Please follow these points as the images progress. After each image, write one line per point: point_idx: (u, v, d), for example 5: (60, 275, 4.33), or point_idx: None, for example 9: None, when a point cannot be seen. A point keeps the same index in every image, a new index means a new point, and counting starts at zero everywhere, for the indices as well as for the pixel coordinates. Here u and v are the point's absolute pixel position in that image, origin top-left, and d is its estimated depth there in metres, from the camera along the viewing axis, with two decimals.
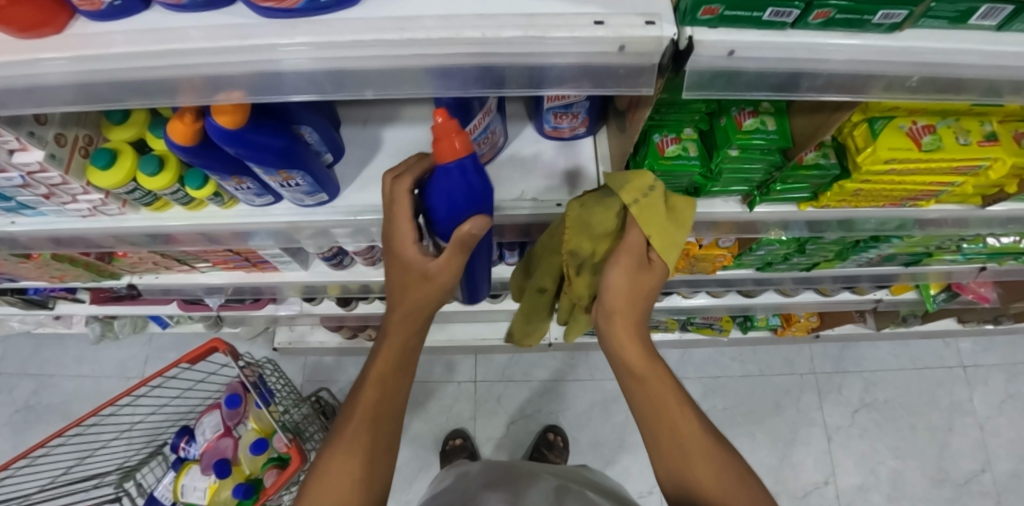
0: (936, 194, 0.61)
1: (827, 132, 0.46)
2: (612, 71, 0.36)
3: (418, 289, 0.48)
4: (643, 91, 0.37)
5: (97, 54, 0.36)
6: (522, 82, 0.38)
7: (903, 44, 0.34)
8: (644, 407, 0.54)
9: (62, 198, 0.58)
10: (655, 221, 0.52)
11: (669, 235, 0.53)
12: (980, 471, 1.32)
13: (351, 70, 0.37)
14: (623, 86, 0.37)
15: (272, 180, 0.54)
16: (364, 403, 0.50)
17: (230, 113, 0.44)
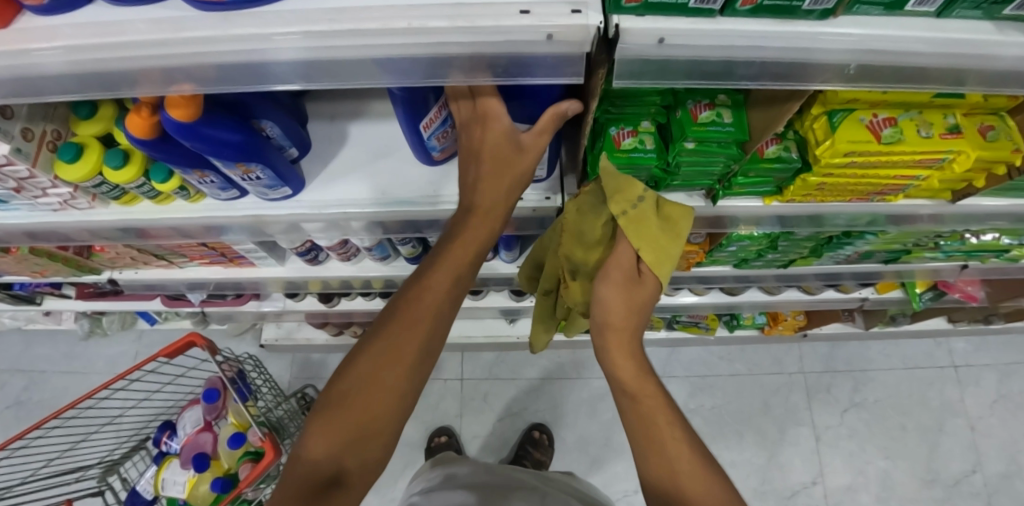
0: (902, 188, 0.61)
1: (781, 123, 0.46)
2: (542, 60, 0.36)
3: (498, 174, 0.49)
4: (573, 80, 0.38)
5: (38, 45, 0.37)
6: (457, 73, 0.38)
7: (836, 32, 0.34)
8: (635, 422, 0.51)
9: (32, 192, 0.59)
10: (645, 232, 0.52)
11: (661, 248, 0.53)
12: (970, 472, 1.31)
13: (292, 62, 0.38)
14: (556, 76, 0.37)
15: (233, 173, 0.55)
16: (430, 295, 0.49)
17: (183, 106, 0.44)
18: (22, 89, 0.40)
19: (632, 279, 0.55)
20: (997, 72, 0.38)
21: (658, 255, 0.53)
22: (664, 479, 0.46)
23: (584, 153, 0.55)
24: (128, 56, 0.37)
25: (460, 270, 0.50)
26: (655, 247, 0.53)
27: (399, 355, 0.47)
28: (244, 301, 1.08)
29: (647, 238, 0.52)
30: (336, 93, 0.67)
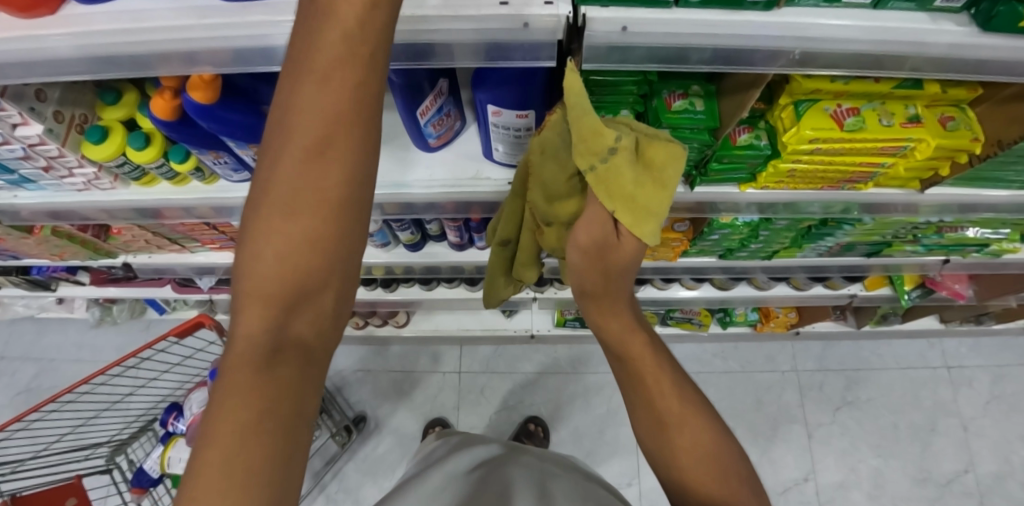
0: (870, 176, 0.65)
1: (743, 110, 0.50)
2: (517, 46, 0.41)
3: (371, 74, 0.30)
4: (545, 62, 0.42)
5: (75, 30, 0.42)
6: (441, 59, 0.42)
7: (777, 19, 0.39)
8: (626, 380, 0.54)
9: (60, 171, 0.64)
10: (618, 193, 0.43)
11: (638, 210, 0.44)
12: (963, 472, 1.31)
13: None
14: (530, 59, 0.41)
15: (245, 154, 0.60)
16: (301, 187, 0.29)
17: (203, 88, 0.49)
18: (59, 69, 0.45)
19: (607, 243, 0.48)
20: (932, 59, 0.42)
21: (633, 214, 0.44)
22: (659, 436, 0.51)
23: None
24: (155, 39, 0.42)
25: (354, 86, 0.28)
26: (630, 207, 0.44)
27: (312, 185, 0.28)
28: None
29: (617, 199, 0.44)
30: None
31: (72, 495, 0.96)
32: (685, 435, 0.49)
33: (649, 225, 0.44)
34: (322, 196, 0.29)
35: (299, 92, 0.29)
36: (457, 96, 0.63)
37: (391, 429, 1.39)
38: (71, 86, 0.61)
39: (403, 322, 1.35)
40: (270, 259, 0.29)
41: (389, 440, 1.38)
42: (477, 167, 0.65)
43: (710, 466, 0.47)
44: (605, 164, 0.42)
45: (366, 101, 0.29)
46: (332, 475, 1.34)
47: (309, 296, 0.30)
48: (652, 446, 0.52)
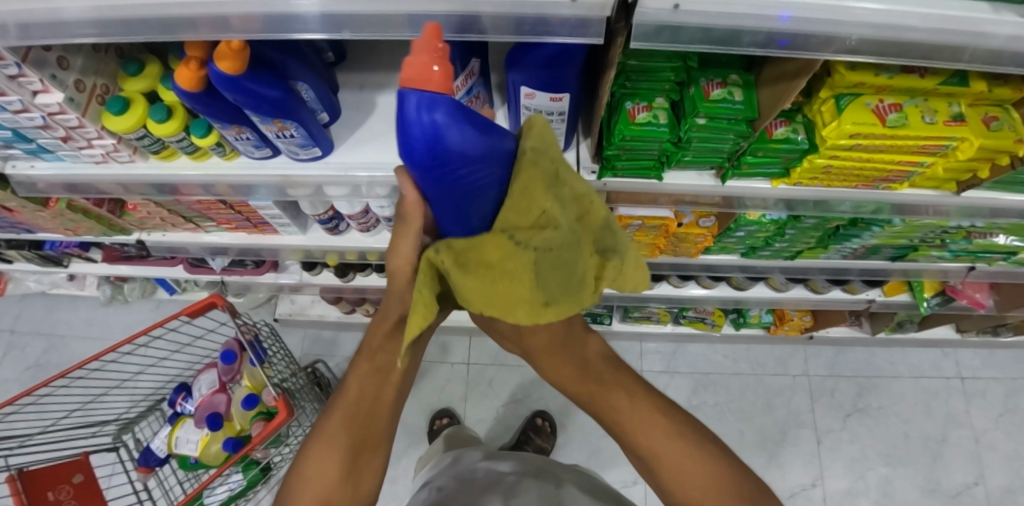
0: (907, 176, 0.63)
1: (786, 100, 0.49)
2: (564, 22, 0.40)
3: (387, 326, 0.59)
4: (593, 39, 0.41)
5: None
6: (501, 30, 0.41)
7: (828, 9, 0.37)
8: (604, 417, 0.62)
9: (78, 142, 0.63)
10: (487, 291, 0.38)
11: (513, 253, 0.37)
12: (973, 485, 1.29)
13: (341, 13, 0.41)
14: (576, 35, 0.41)
15: (268, 130, 0.58)
16: (357, 377, 0.59)
17: (229, 58, 0.47)
18: (87, 30, 0.44)
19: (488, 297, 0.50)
20: (992, 49, 0.41)
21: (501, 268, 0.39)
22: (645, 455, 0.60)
23: (599, 126, 0.57)
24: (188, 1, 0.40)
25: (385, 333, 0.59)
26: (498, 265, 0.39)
27: (363, 383, 0.58)
28: (263, 271, 1.12)
29: (501, 280, 0.38)
30: (365, 64, 0.70)
31: (80, 471, 0.94)
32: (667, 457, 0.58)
33: (528, 251, 0.37)
34: (373, 380, 0.58)
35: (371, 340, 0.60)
36: (486, 79, 0.61)
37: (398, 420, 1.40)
38: (94, 55, 0.60)
39: None
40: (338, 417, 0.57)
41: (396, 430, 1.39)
42: None
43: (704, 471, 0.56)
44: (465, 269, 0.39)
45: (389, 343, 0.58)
46: None
47: (365, 426, 0.57)
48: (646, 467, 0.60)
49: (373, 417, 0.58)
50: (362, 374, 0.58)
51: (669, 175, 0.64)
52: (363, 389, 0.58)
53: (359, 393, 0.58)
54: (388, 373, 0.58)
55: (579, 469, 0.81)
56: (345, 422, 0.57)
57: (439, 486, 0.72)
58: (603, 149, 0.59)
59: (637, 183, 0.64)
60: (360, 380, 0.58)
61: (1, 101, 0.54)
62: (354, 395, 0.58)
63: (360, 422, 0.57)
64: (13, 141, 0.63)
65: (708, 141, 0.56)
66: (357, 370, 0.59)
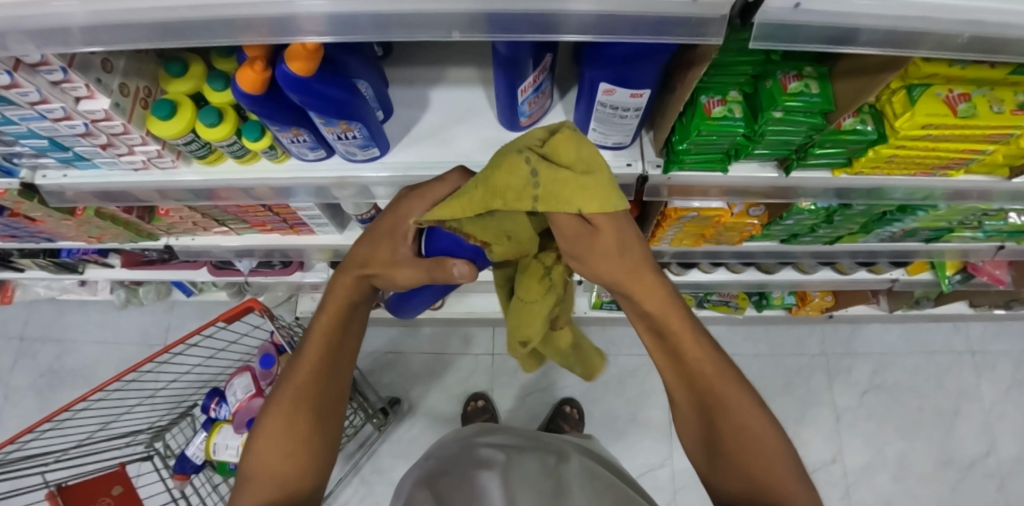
0: (966, 163, 0.63)
1: (868, 95, 0.48)
2: (683, 20, 0.38)
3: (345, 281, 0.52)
4: (710, 40, 0.39)
5: None
6: (600, 28, 0.39)
7: (958, 4, 0.36)
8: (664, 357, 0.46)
9: (119, 149, 0.60)
10: (556, 191, 0.38)
11: (578, 144, 0.39)
12: (985, 455, 1.35)
13: (440, 13, 0.39)
14: (694, 36, 0.39)
15: (330, 132, 0.56)
16: (315, 339, 0.51)
17: (303, 59, 0.45)
18: (144, 34, 0.40)
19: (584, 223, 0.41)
20: None
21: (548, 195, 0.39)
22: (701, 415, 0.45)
23: (672, 122, 0.57)
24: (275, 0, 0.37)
25: (349, 298, 0.53)
26: (572, 187, 0.38)
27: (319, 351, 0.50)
28: (290, 271, 1.09)
29: (564, 177, 0.38)
30: (415, 56, 0.67)
31: (119, 483, 0.91)
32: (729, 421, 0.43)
33: (593, 175, 0.38)
34: (337, 343, 0.52)
35: (330, 300, 0.53)
36: (553, 74, 0.59)
37: (425, 411, 1.42)
38: (135, 56, 0.56)
39: (438, 304, 1.34)
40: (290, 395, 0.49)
41: (424, 422, 1.41)
42: None
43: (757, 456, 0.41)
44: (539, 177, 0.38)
45: (353, 305, 0.53)
46: (366, 457, 1.37)
47: (328, 396, 0.50)
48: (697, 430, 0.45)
49: (327, 398, 0.50)
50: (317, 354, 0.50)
51: (735, 167, 0.64)
52: (319, 359, 0.50)
53: (314, 360, 0.50)
54: (350, 333, 0.53)
55: (564, 437, 0.84)
56: (299, 404, 0.48)
57: (440, 453, 0.75)
58: (674, 144, 0.59)
59: (702, 175, 0.64)
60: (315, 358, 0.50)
61: (42, 109, 0.51)
62: (312, 365, 0.49)
63: (322, 394, 0.49)
64: (47, 150, 0.60)
65: (780, 136, 0.56)
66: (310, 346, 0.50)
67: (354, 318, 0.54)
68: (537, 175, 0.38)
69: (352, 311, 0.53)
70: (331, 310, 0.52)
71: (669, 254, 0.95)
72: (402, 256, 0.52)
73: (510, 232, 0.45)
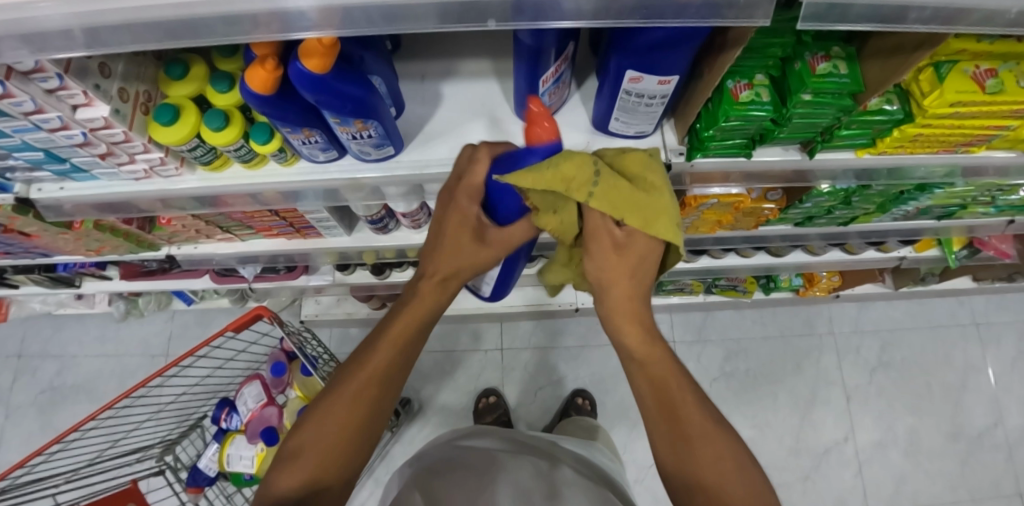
0: (990, 139, 0.62)
1: (901, 75, 0.47)
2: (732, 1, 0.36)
3: (432, 287, 0.57)
4: (759, 21, 0.37)
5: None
6: (640, 14, 0.37)
7: None
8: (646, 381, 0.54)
9: (120, 158, 0.57)
10: (624, 199, 0.45)
11: (650, 163, 0.47)
12: (992, 426, 1.38)
13: (474, 2, 0.37)
14: (743, 18, 0.37)
15: (344, 131, 0.53)
16: (392, 336, 0.56)
17: (319, 56, 0.42)
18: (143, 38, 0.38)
19: (615, 242, 0.49)
20: None
21: (610, 198, 0.45)
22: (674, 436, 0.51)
23: (698, 109, 0.55)
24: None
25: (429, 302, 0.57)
26: (635, 197, 0.45)
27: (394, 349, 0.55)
28: (296, 274, 1.08)
29: (629, 189, 0.45)
30: (424, 49, 0.64)
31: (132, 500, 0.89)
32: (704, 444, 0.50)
33: (656, 193, 0.46)
34: (408, 346, 0.56)
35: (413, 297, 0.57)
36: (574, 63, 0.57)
37: (437, 410, 1.41)
38: (133, 60, 0.53)
39: None
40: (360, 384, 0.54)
41: (437, 420, 1.40)
42: (586, 136, 0.62)
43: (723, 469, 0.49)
44: (603, 181, 0.44)
45: (432, 310, 0.58)
46: (380, 459, 1.36)
47: (387, 397, 0.55)
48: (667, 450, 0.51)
49: (386, 398, 0.55)
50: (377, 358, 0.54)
51: (758, 152, 0.63)
52: (391, 360, 0.55)
53: (388, 358, 0.55)
54: (419, 338, 0.58)
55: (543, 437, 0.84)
56: (362, 398, 0.53)
57: (429, 457, 0.73)
58: (699, 131, 0.57)
59: (726, 161, 0.62)
60: (384, 358, 0.55)
61: (37, 119, 0.48)
62: (383, 363, 0.54)
63: (384, 392, 0.55)
64: (43, 162, 0.57)
65: (807, 119, 0.55)
66: (377, 351, 0.55)
67: (428, 323, 0.58)
68: (600, 175, 0.44)
69: (429, 319, 0.58)
70: (412, 314, 0.57)
71: (682, 242, 0.94)
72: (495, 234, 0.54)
73: (558, 208, 0.48)
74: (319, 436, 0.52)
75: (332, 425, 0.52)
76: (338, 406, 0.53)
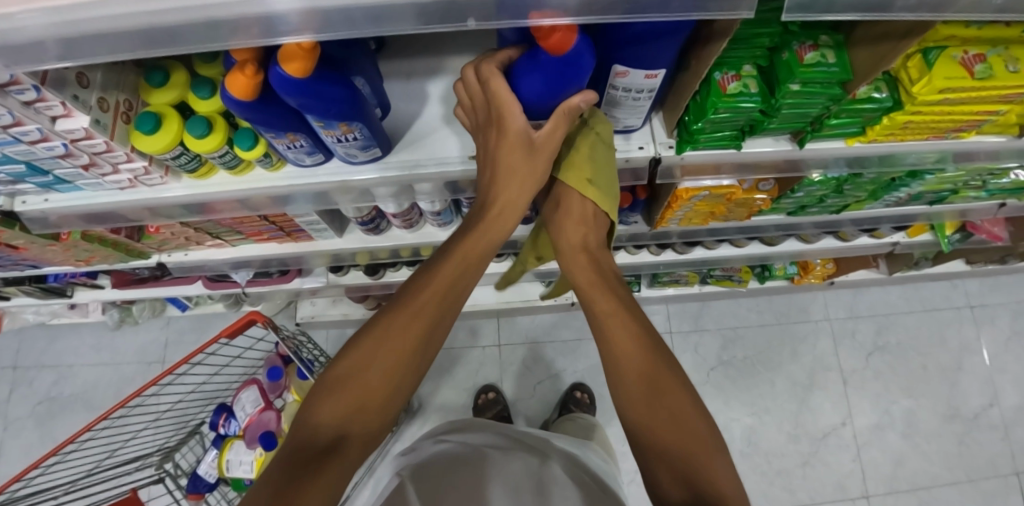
0: (980, 124, 0.62)
1: (890, 62, 0.46)
2: None
3: (497, 220, 0.58)
4: (744, 14, 0.37)
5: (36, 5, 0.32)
6: (625, 9, 0.36)
7: None
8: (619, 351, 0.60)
9: (103, 168, 0.56)
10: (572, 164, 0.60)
11: (602, 148, 0.58)
12: (988, 406, 1.40)
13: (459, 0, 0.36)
14: (727, 11, 0.36)
15: (329, 134, 0.53)
16: (446, 269, 0.57)
17: (299, 59, 0.42)
18: (116, 44, 0.36)
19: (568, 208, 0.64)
20: None
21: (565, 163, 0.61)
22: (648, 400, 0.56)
23: (687, 102, 0.55)
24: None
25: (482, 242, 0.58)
26: (575, 163, 0.59)
27: (443, 283, 0.56)
28: (289, 278, 1.06)
29: (577, 156, 0.59)
30: (409, 47, 0.64)
31: None
32: (668, 405, 0.55)
33: (592, 163, 0.58)
34: (457, 285, 0.57)
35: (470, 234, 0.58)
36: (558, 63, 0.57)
37: (437, 407, 1.41)
38: (112, 68, 0.52)
39: None
40: (408, 316, 0.54)
41: (437, 418, 1.40)
42: None
43: (687, 425, 0.54)
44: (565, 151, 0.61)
45: (483, 253, 0.59)
46: (380, 459, 1.36)
47: (434, 336, 0.56)
48: (636, 416, 0.57)
49: (433, 335, 0.56)
50: (421, 298, 0.55)
51: (748, 143, 0.63)
52: (441, 294, 0.56)
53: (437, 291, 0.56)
54: (467, 279, 0.58)
55: (534, 433, 0.84)
56: (407, 326, 0.54)
57: (422, 456, 0.74)
58: (688, 123, 0.57)
59: (714, 153, 0.62)
60: (435, 291, 0.56)
61: (16, 132, 0.47)
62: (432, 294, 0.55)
63: (432, 330, 0.55)
64: (25, 175, 0.56)
65: (795, 109, 0.55)
66: (428, 283, 0.56)
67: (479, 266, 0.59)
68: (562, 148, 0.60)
69: (481, 260, 0.59)
70: (467, 249, 0.58)
71: (675, 235, 0.94)
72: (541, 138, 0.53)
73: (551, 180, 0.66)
74: (364, 362, 0.53)
75: (372, 363, 0.53)
76: (382, 333, 0.54)
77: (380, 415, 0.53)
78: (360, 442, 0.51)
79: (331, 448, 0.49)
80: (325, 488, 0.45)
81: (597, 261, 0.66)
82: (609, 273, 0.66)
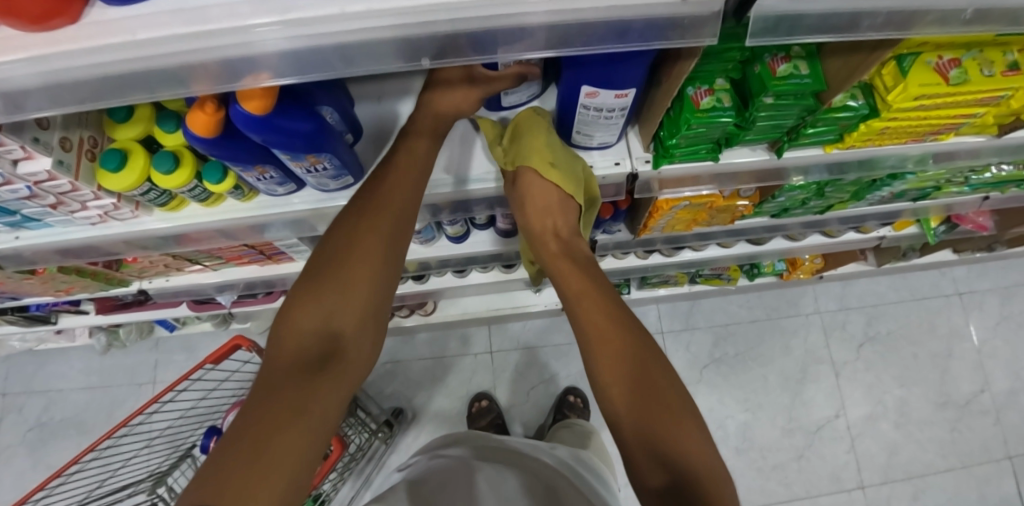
0: (958, 126, 0.62)
1: (863, 74, 0.46)
2: (677, 22, 0.35)
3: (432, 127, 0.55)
4: (706, 41, 0.36)
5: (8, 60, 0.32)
6: (588, 38, 0.36)
7: None
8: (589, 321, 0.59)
9: (71, 206, 0.55)
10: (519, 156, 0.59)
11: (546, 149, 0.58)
12: (979, 392, 1.41)
13: (416, 37, 0.35)
14: (689, 39, 0.36)
15: (299, 166, 0.52)
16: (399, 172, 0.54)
17: (260, 98, 0.41)
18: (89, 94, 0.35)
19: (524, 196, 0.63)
20: None
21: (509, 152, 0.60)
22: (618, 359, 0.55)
23: (659, 117, 0.54)
24: (257, 37, 0.33)
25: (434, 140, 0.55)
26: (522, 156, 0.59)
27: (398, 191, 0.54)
28: (275, 297, 1.06)
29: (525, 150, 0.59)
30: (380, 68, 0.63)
31: None
32: (645, 365, 0.55)
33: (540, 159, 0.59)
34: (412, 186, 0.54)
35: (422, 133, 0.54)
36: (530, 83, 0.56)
37: (432, 416, 1.41)
38: None
39: (431, 309, 1.31)
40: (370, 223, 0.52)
41: (432, 427, 1.40)
42: None
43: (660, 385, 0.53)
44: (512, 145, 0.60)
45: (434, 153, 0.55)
46: (377, 470, 1.36)
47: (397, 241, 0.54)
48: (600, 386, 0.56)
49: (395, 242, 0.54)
50: (382, 203, 0.53)
51: (725, 154, 0.62)
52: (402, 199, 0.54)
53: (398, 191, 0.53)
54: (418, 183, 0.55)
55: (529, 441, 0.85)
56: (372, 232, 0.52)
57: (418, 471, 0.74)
58: (663, 138, 0.57)
59: (691, 166, 0.61)
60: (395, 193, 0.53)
61: None
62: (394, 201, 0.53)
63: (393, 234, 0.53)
64: None
65: (769, 120, 0.54)
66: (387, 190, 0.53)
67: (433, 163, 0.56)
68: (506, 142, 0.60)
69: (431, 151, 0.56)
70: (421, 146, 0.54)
71: (660, 240, 0.94)
72: (480, 77, 0.52)
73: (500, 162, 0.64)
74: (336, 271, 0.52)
75: (347, 275, 0.52)
76: (349, 239, 0.52)
77: (361, 316, 0.52)
78: (354, 343, 0.52)
79: (326, 354, 0.49)
80: (325, 391, 0.47)
81: (568, 246, 0.67)
82: (577, 255, 0.66)
